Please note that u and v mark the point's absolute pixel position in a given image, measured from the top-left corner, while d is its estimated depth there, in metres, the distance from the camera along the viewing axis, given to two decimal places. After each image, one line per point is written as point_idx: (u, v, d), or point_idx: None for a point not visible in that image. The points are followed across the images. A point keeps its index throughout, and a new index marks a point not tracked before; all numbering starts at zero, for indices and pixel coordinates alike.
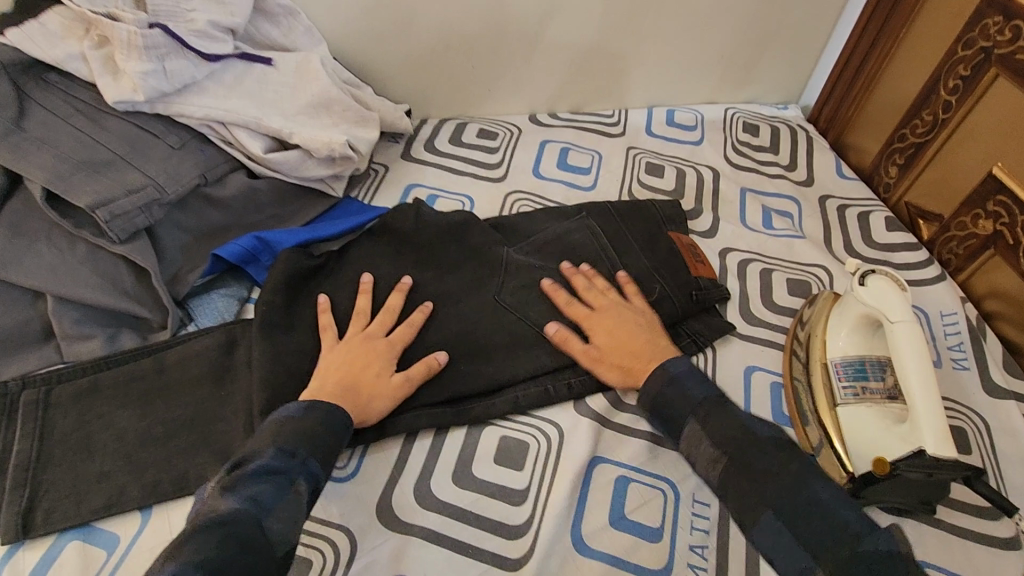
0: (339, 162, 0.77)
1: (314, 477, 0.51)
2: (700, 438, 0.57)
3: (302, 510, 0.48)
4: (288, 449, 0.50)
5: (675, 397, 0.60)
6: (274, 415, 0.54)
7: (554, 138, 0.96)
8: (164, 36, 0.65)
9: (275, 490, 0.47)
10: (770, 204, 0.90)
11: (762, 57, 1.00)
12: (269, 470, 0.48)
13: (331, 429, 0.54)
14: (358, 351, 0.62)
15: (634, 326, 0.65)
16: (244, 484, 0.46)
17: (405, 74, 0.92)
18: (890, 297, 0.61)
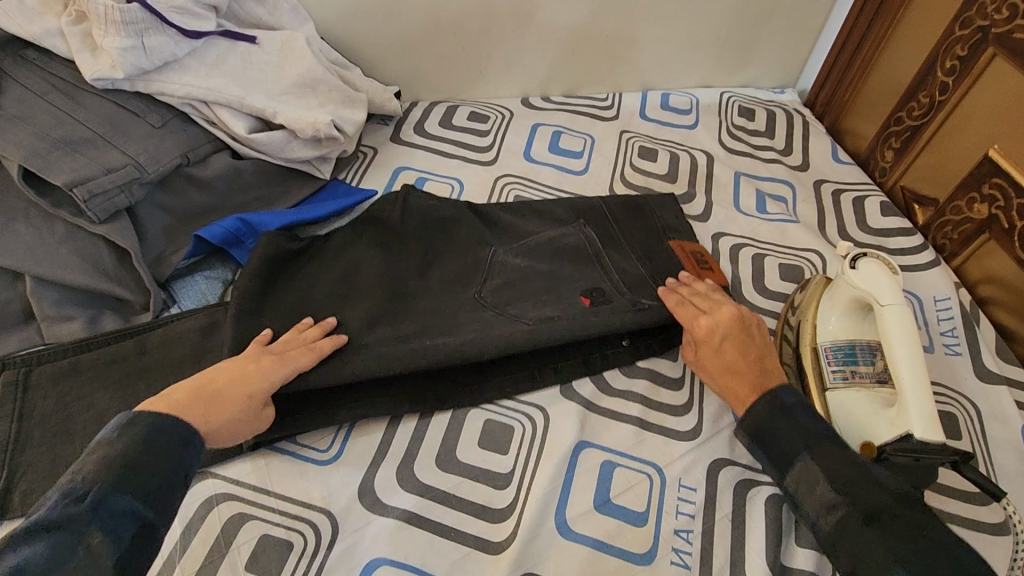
0: (325, 143, 0.76)
1: (123, 520, 0.42)
2: (819, 481, 0.52)
3: (105, 565, 0.40)
4: (80, 492, 0.42)
5: (784, 427, 0.56)
6: (87, 451, 0.45)
7: (546, 121, 0.94)
8: (142, 11, 0.63)
9: (57, 546, 0.38)
10: (764, 188, 0.89)
11: (758, 39, 0.98)
12: (53, 524, 0.39)
13: (154, 459, 0.46)
14: (233, 365, 0.56)
15: (738, 343, 0.61)
16: (10, 551, 0.37)
17: (395, 55, 0.90)
18: (881, 280, 0.60)
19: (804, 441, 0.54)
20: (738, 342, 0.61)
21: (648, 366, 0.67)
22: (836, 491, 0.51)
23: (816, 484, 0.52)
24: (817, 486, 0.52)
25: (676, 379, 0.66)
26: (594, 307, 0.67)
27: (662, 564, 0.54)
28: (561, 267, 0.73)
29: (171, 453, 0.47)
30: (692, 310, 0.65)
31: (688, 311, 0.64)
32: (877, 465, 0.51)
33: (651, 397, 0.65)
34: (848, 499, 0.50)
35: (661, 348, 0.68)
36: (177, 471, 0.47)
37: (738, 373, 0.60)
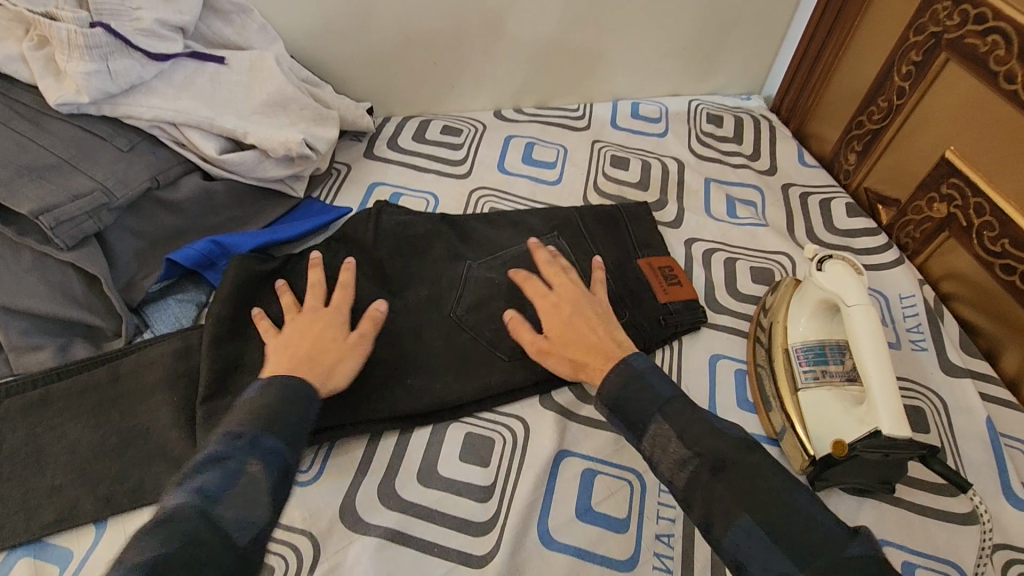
0: (298, 162, 0.76)
1: (274, 457, 0.48)
2: (670, 438, 0.51)
3: (260, 495, 0.45)
4: (239, 433, 0.48)
5: (639, 392, 0.54)
6: (240, 402, 0.52)
7: (519, 133, 0.95)
8: (107, 36, 0.63)
9: (222, 477, 0.44)
10: (733, 193, 0.91)
11: (723, 48, 1.01)
12: (214, 460, 0.45)
13: (286, 408, 0.51)
14: (304, 325, 0.61)
15: (585, 316, 0.63)
16: (189, 478, 0.44)
17: (366, 71, 0.91)
18: (846, 282, 0.62)
19: (653, 402, 0.53)
20: (579, 316, 0.63)
21: None
22: (685, 446, 0.50)
23: (668, 444, 0.51)
24: (669, 446, 0.51)
25: None
26: None
27: (644, 569, 0.55)
28: None
29: (300, 403, 0.53)
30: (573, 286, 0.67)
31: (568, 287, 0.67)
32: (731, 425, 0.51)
33: None
34: (700, 455, 0.49)
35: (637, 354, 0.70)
36: (307, 420, 0.52)
37: (587, 341, 0.61)
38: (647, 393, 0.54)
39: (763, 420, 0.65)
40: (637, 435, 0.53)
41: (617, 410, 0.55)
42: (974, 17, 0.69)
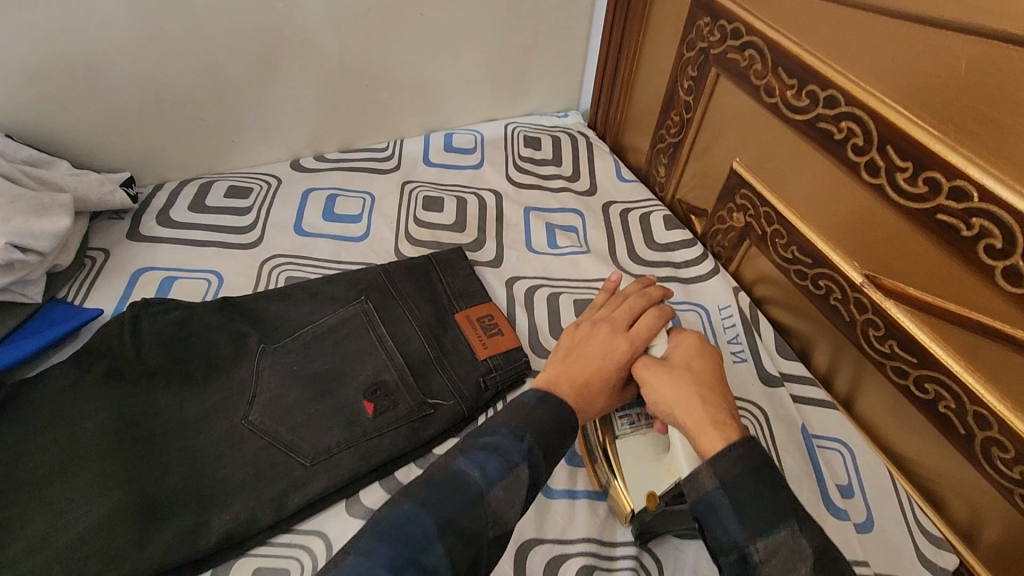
0: (19, 266, 0.62)
1: (538, 468, 0.47)
2: (799, 559, 0.41)
3: (522, 495, 0.45)
4: (520, 430, 0.48)
5: (769, 488, 0.44)
6: (511, 400, 0.52)
7: (320, 184, 0.86)
8: None
9: (499, 466, 0.45)
10: (554, 220, 0.88)
11: (528, 69, 0.98)
12: (493, 444, 0.47)
13: (552, 427, 0.50)
14: (597, 337, 0.59)
15: (692, 385, 0.53)
16: (476, 449, 0.46)
17: (120, 138, 0.77)
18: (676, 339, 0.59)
19: (788, 504, 0.44)
20: (691, 383, 0.53)
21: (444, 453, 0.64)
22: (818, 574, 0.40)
23: (792, 564, 0.41)
24: (797, 566, 0.41)
25: None
26: (377, 415, 0.63)
27: None
28: (338, 362, 0.66)
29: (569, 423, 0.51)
30: (686, 344, 0.58)
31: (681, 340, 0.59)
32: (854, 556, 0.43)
33: None
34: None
35: (455, 426, 0.65)
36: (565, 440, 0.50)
37: (695, 415, 0.50)
38: (777, 492, 0.44)
39: (588, 473, 0.61)
40: (755, 534, 0.43)
41: (746, 505, 0.44)
42: (729, 32, 0.70)
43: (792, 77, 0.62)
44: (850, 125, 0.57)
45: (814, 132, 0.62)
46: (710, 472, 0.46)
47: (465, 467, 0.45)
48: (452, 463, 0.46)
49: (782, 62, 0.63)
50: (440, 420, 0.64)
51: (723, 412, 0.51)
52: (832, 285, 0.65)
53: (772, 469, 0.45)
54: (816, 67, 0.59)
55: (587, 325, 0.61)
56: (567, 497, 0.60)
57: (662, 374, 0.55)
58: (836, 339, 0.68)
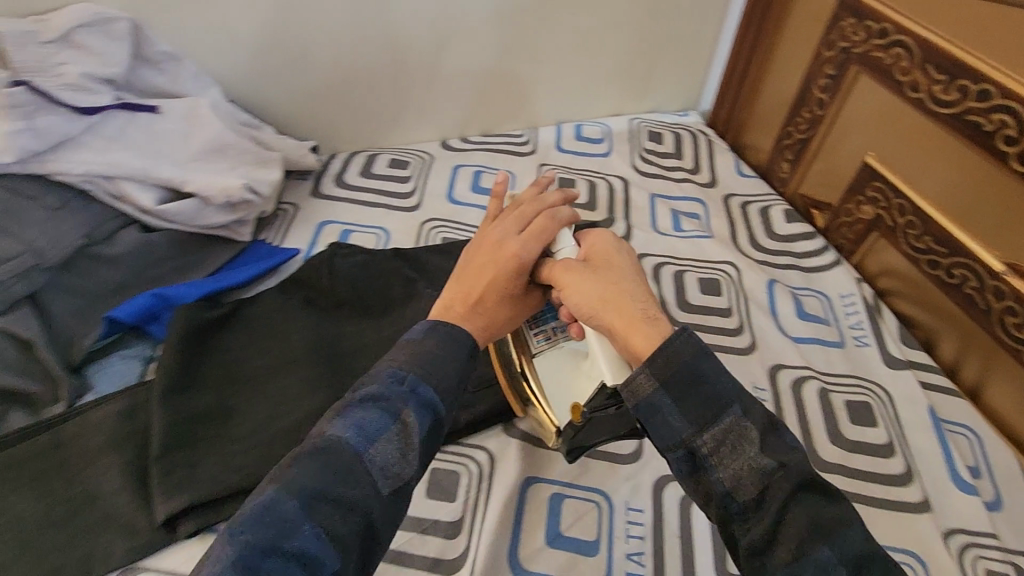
0: (240, 207, 0.74)
1: (447, 413, 0.44)
2: (746, 442, 0.40)
3: (410, 448, 0.42)
4: (403, 373, 0.44)
5: (704, 376, 0.42)
6: (403, 338, 0.48)
7: (467, 162, 0.96)
8: (30, 94, 0.62)
9: (375, 420, 0.42)
10: (678, 207, 0.94)
11: (657, 69, 1.05)
12: (368, 397, 0.43)
13: (448, 365, 0.46)
14: (485, 253, 0.55)
15: (617, 283, 0.49)
16: (354, 408, 0.42)
17: (308, 112, 0.90)
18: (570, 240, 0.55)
19: (727, 393, 0.42)
20: (618, 279, 0.50)
21: None
22: (765, 454, 0.40)
23: (740, 448, 0.40)
24: (740, 450, 0.40)
25: None
26: None
27: None
28: None
29: (466, 354, 0.48)
30: (604, 244, 0.54)
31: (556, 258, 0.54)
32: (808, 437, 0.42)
33: None
34: (783, 466, 0.39)
35: None
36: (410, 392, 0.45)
37: (623, 313, 0.47)
38: (704, 388, 0.42)
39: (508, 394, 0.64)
40: (701, 427, 0.41)
41: (683, 396, 0.42)
42: (876, 32, 0.74)
43: (942, 72, 0.66)
44: (1002, 117, 0.61)
45: (961, 124, 0.65)
46: (648, 372, 0.43)
47: (343, 432, 0.41)
48: (328, 426, 0.42)
49: (931, 58, 0.67)
50: None
51: (647, 309, 0.47)
52: (968, 274, 0.68)
53: (702, 361, 0.43)
54: (969, 63, 0.63)
55: (481, 236, 0.57)
56: None
57: (567, 281, 0.51)
58: (967, 329, 0.71)
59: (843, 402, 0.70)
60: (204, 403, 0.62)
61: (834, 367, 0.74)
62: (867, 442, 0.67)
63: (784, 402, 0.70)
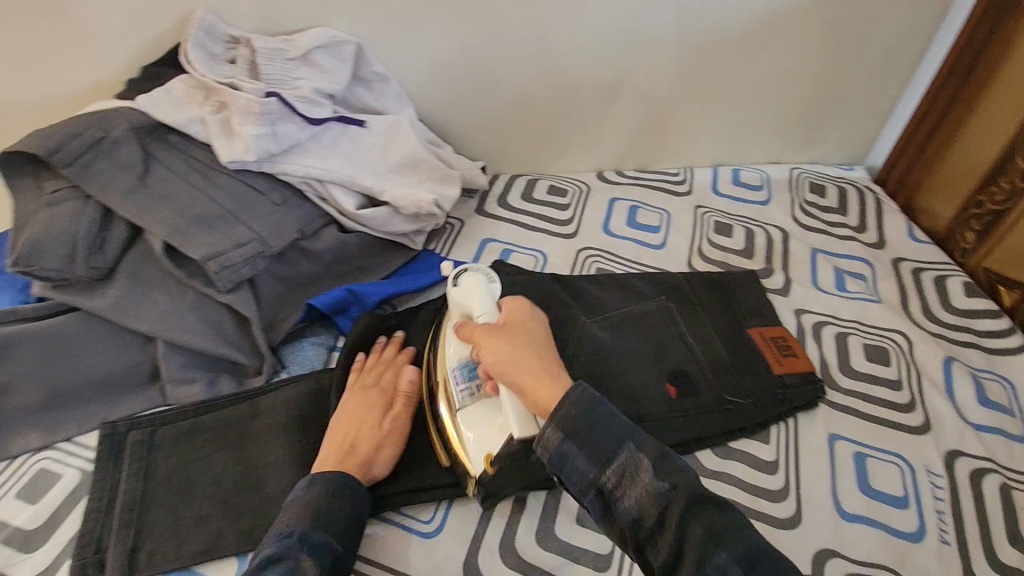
0: (422, 219, 0.81)
1: (318, 548, 0.50)
2: (640, 470, 0.49)
3: None
4: (287, 529, 0.51)
5: (604, 420, 0.51)
6: (286, 503, 0.55)
7: (623, 196, 0.97)
8: (278, 104, 0.70)
9: (284, 574, 0.47)
10: (841, 266, 0.89)
11: (828, 120, 1.01)
12: (269, 556, 0.49)
13: (337, 510, 0.54)
14: (349, 407, 0.63)
15: (526, 347, 0.59)
16: (262, 571, 0.47)
17: (481, 134, 0.96)
18: (475, 279, 0.65)
19: (623, 430, 0.51)
20: (514, 343, 0.59)
21: (742, 448, 0.68)
22: (659, 478, 0.48)
23: (637, 477, 0.49)
24: (638, 478, 0.48)
25: (770, 463, 0.67)
26: (680, 398, 0.70)
27: None
28: (647, 345, 0.75)
29: (348, 501, 0.55)
30: (522, 312, 0.64)
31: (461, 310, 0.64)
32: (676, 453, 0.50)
33: (748, 481, 0.66)
34: (674, 487, 0.47)
35: (754, 427, 0.69)
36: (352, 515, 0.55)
37: (533, 372, 0.56)
38: (614, 424, 0.51)
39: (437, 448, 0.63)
40: (602, 465, 0.50)
41: (584, 441, 0.50)
42: None
43: None
44: None
45: None
46: (555, 425, 0.51)
47: None
48: None
49: None
50: (741, 418, 0.69)
51: (550, 370, 0.57)
52: None
53: (600, 406, 0.52)
54: None
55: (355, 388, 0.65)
56: (864, 523, 0.62)
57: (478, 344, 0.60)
58: None
59: None
60: None
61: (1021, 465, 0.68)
62: None
63: (962, 494, 0.65)
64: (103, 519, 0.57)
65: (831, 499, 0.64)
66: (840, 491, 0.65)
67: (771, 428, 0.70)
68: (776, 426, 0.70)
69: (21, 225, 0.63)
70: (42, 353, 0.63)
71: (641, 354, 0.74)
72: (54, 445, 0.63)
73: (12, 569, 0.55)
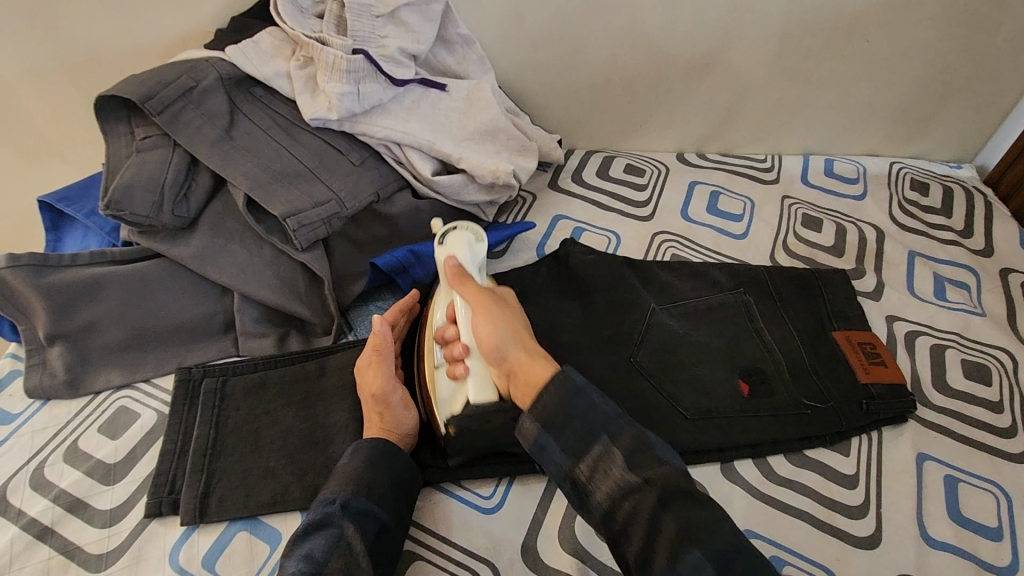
0: (497, 189, 0.78)
1: (361, 516, 0.52)
2: (615, 464, 0.51)
3: (359, 559, 0.50)
4: (329, 497, 0.53)
5: (580, 410, 0.53)
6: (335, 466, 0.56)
7: (704, 179, 0.92)
8: (365, 61, 0.68)
9: (324, 544, 0.50)
10: (942, 272, 0.82)
11: (940, 112, 0.93)
12: (311, 525, 0.51)
13: (380, 474, 0.54)
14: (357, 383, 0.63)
15: (513, 323, 0.59)
16: (301, 543, 0.50)
17: (560, 106, 0.92)
18: (461, 237, 0.64)
19: (600, 422, 0.53)
20: (508, 322, 0.59)
21: (819, 458, 0.64)
22: (632, 473, 0.50)
23: (610, 471, 0.51)
24: (612, 471, 0.51)
25: (850, 477, 0.63)
26: (753, 398, 0.66)
27: None
28: (722, 338, 0.71)
29: (388, 464, 0.55)
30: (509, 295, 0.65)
31: (452, 267, 0.63)
32: (671, 454, 0.52)
33: (824, 494, 0.62)
34: (646, 482, 0.50)
35: (833, 437, 0.65)
36: (394, 480, 0.55)
37: (526, 349, 0.57)
38: (597, 417, 0.53)
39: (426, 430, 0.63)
40: (579, 460, 0.53)
41: (559, 432, 0.53)
42: None
43: None
44: None
45: None
46: (531, 418, 0.54)
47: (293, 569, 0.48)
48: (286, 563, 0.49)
49: None
50: (820, 426, 0.65)
51: (540, 351, 0.58)
52: None
53: (582, 395, 0.54)
54: None
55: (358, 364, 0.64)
56: (952, 552, 0.58)
57: (471, 307, 0.60)
58: None
59: None
60: None
61: None
62: None
63: None
64: (177, 462, 0.59)
65: (916, 522, 0.60)
66: (927, 515, 0.60)
67: (852, 440, 0.66)
68: (858, 437, 0.66)
69: (113, 169, 0.65)
70: (126, 296, 0.65)
71: (715, 347, 0.70)
72: (133, 385, 0.65)
73: (93, 499, 0.57)
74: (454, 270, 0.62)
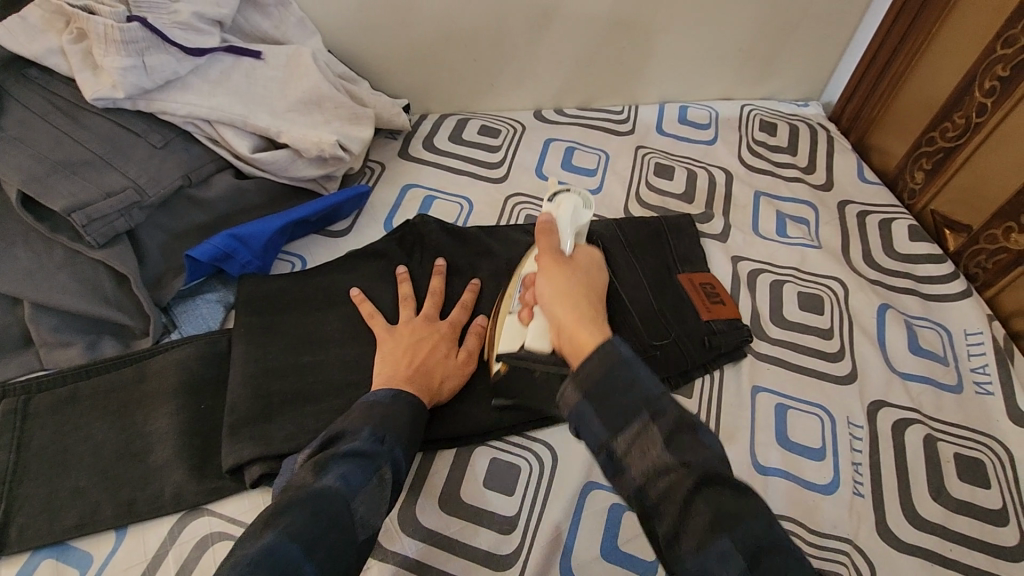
0: (330, 163, 0.74)
1: (399, 464, 0.49)
2: (654, 445, 0.41)
3: (385, 497, 0.47)
4: (379, 434, 0.49)
5: (622, 384, 0.42)
6: (363, 399, 0.53)
7: (559, 136, 0.91)
8: (143, 30, 0.61)
9: (362, 471, 0.46)
10: (785, 209, 0.85)
11: (783, 53, 0.94)
12: (354, 453, 0.47)
13: (407, 422, 0.52)
14: (419, 335, 0.61)
15: (583, 289, 0.53)
16: (336, 462, 0.46)
17: (403, 68, 0.87)
18: (570, 200, 0.61)
19: (639, 401, 0.42)
20: (579, 284, 0.53)
21: None
22: (673, 454, 0.40)
23: (649, 450, 0.41)
24: (649, 450, 0.41)
25: None
26: None
27: None
28: None
29: (418, 420, 0.53)
30: (589, 258, 0.59)
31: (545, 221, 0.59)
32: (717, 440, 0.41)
33: None
34: (686, 466, 0.39)
35: (676, 382, 0.66)
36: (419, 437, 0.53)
37: (575, 309, 0.50)
38: (630, 394, 0.42)
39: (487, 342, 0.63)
40: (615, 431, 0.42)
41: (600, 402, 0.43)
42: None
43: None
44: None
45: None
46: (572, 384, 0.44)
47: (328, 484, 0.44)
48: (310, 480, 0.45)
49: None
50: (665, 370, 0.66)
51: (600, 319, 0.49)
52: None
53: (640, 364, 0.43)
54: None
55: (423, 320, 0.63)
56: (779, 477, 0.61)
57: (548, 264, 0.55)
58: None
59: (951, 454, 0.63)
60: (275, 359, 0.61)
61: (946, 415, 0.66)
62: (974, 503, 0.61)
63: (881, 444, 0.64)
64: None
65: (748, 454, 0.62)
66: (758, 444, 0.63)
67: (694, 382, 0.67)
68: (700, 378, 0.68)
69: None
70: None
71: None
72: None
73: None
74: (545, 224, 0.59)
